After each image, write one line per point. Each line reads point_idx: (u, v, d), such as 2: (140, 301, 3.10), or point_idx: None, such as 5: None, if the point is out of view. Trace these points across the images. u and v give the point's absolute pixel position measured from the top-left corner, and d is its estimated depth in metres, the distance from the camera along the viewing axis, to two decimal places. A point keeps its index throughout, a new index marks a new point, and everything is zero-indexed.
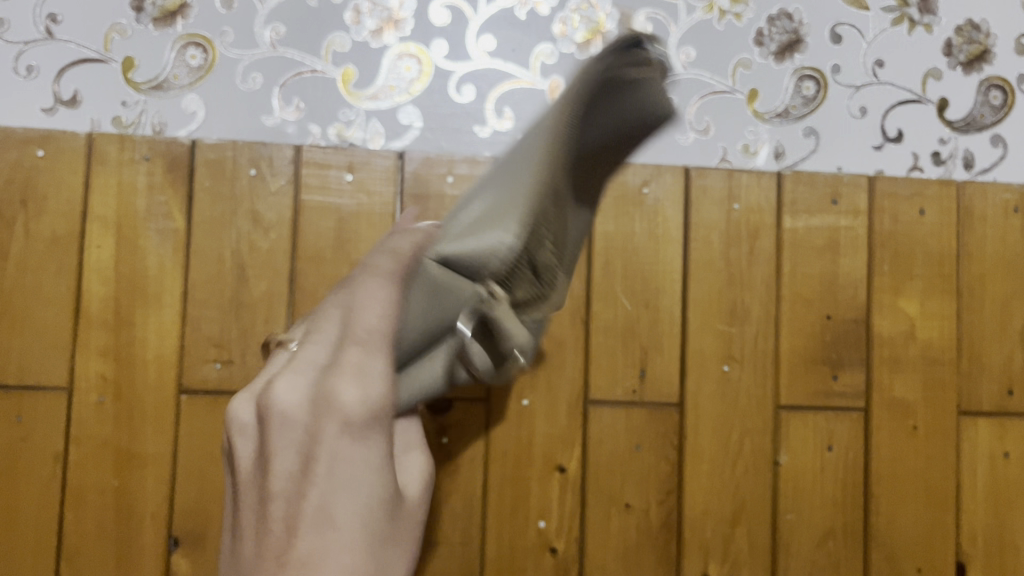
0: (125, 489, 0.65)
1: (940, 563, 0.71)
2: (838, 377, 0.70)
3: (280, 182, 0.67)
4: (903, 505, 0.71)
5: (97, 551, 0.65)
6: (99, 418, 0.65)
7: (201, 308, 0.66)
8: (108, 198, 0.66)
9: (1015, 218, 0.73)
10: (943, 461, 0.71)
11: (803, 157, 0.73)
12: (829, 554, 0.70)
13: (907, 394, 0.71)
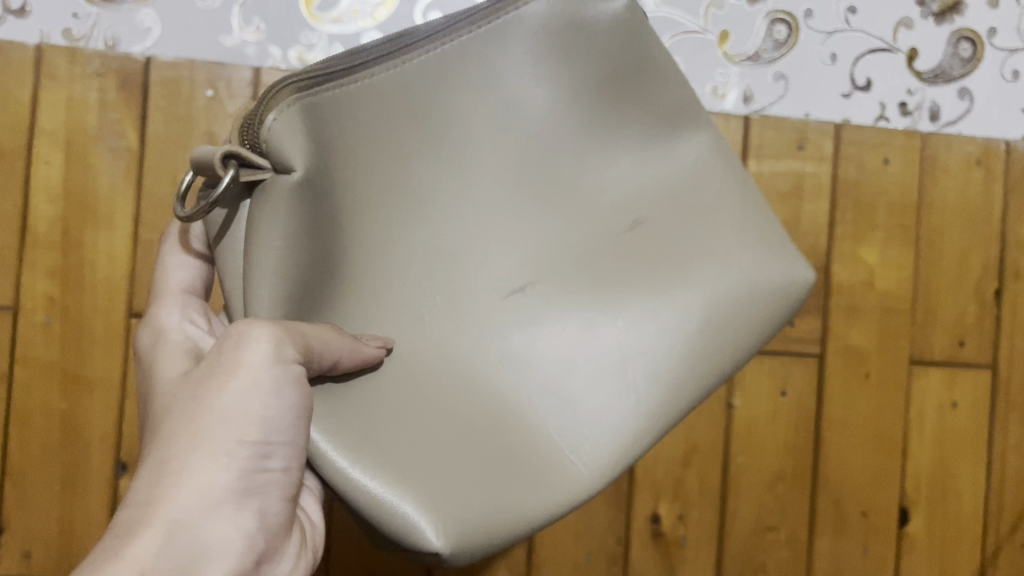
0: (72, 412, 0.64)
1: (885, 507, 0.73)
2: (796, 323, 0.71)
3: (237, 105, 0.65)
4: (852, 451, 0.72)
5: (41, 475, 0.64)
6: (46, 339, 0.64)
7: (154, 231, 0.65)
8: (58, 114, 0.64)
9: (977, 171, 0.74)
10: (892, 408, 0.72)
11: (772, 102, 0.72)
12: (778, 497, 0.71)
13: (862, 341, 0.72)
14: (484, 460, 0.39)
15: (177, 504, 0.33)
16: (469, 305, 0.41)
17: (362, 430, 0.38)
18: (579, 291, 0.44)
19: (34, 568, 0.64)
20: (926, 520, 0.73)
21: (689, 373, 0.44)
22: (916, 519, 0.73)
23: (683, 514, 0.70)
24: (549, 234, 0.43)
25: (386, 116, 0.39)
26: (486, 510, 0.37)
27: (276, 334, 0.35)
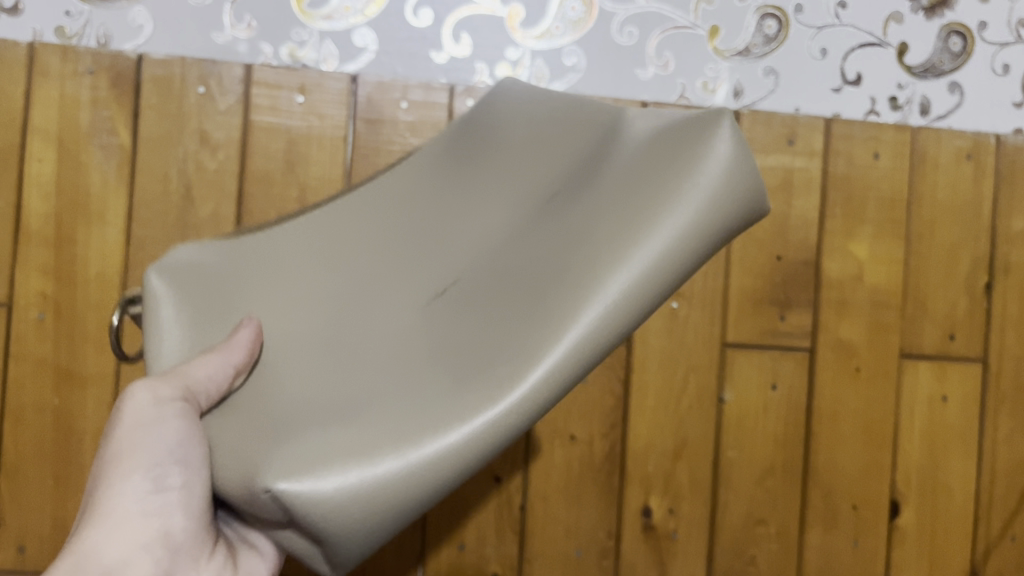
0: (66, 408, 0.64)
1: (875, 500, 0.73)
2: (786, 318, 0.71)
3: (228, 101, 0.66)
4: (842, 444, 0.72)
5: (35, 471, 0.64)
6: (40, 335, 0.64)
7: (146, 227, 0.65)
8: (50, 111, 0.64)
9: (967, 165, 0.74)
10: (882, 401, 0.73)
11: (762, 97, 0.72)
12: (768, 490, 0.71)
13: (852, 335, 0.72)
14: (367, 409, 0.35)
15: (86, 535, 0.38)
16: (401, 325, 0.39)
17: (261, 413, 0.37)
18: (501, 304, 0.37)
19: (28, 563, 0.64)
20: (916, 513, 0.74)
21: (610, 300, 0.33)
22: (907, 512, 0.74)
23: (673, 508, 0.70)
24: (478, 253, 0.41)
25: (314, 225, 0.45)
26: (359, 450, 0.32)
27: (155, 389, 0.38)
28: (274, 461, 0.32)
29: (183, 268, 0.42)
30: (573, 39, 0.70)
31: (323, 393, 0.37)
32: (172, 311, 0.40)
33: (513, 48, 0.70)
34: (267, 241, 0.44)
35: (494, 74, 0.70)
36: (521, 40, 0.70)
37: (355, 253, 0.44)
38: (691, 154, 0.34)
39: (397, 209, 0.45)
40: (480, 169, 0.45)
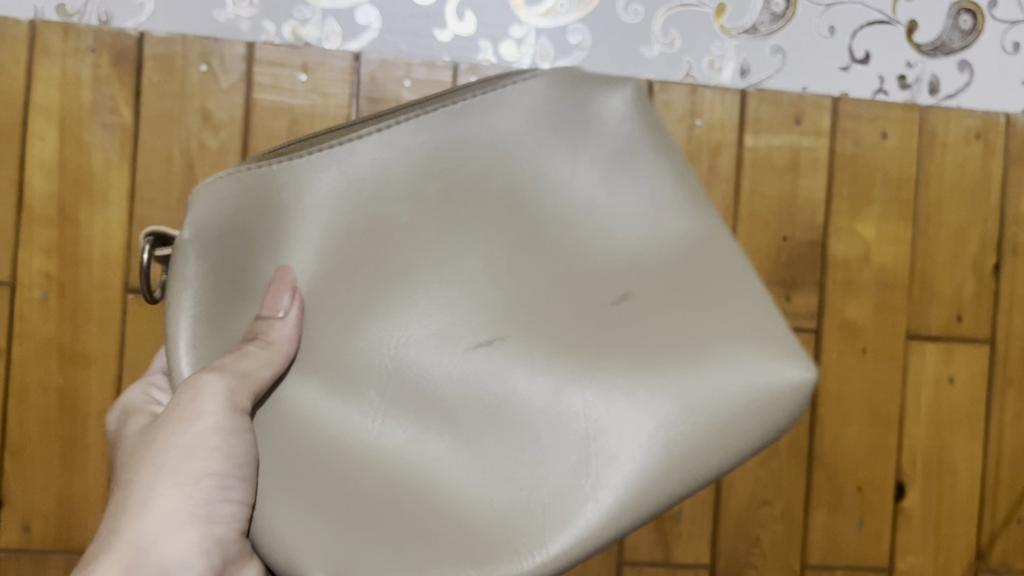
0: (70, 388, 0.64)
1: (880, 481, 0.73)
2: (791, 299, 0.71)
3: (231, 80, 0.65)
4: (847, 425, 0.72)
5: (40, 449, 0.64)
6: (44, 314, 0.64)
7: (149, 207, 0.65)
8: (52, 90, 0.64)
9: (975, 145, 0.73)
10: (888, 383, 0.72)
11: (768, 76, 0.72)
12: (773, 472, 0.71)
13: (858, 316, 0.72)
14: (407, 510, 0.37)
15: (143, 524, 0.40)
16: (444, 390, 0.39)
17: (296, 475, 0.38)
18: (552, 385, 0.38)
19: (34, 541, 0.65)
20: (921, 495, 0.73)
21: (656, 473, 0.35)
22: (912, 494, 0.73)
23: None
24: (531, 306, 0.40)
25: (367, 176, 0.40)
26: (389, 557, 0.36)
27: (224, 381, 0.38)
28: (317, 551, 0.36)
29: (208, 226, 0.39)
30: (578, 17, 0.70)
31: (355, 476, 0.38)
32: (199, 273, 0.39)
33: (517, 26, 0.69)
34: (311, 172, 0.40)
35: (498, 53, 0.69)
36: (526, 18, 0.69)
37: (398, 229, 0.40)
38: (755, 362, 0.37)
39: (459, 201, 0.41)
40: (561, 200, 0.41)
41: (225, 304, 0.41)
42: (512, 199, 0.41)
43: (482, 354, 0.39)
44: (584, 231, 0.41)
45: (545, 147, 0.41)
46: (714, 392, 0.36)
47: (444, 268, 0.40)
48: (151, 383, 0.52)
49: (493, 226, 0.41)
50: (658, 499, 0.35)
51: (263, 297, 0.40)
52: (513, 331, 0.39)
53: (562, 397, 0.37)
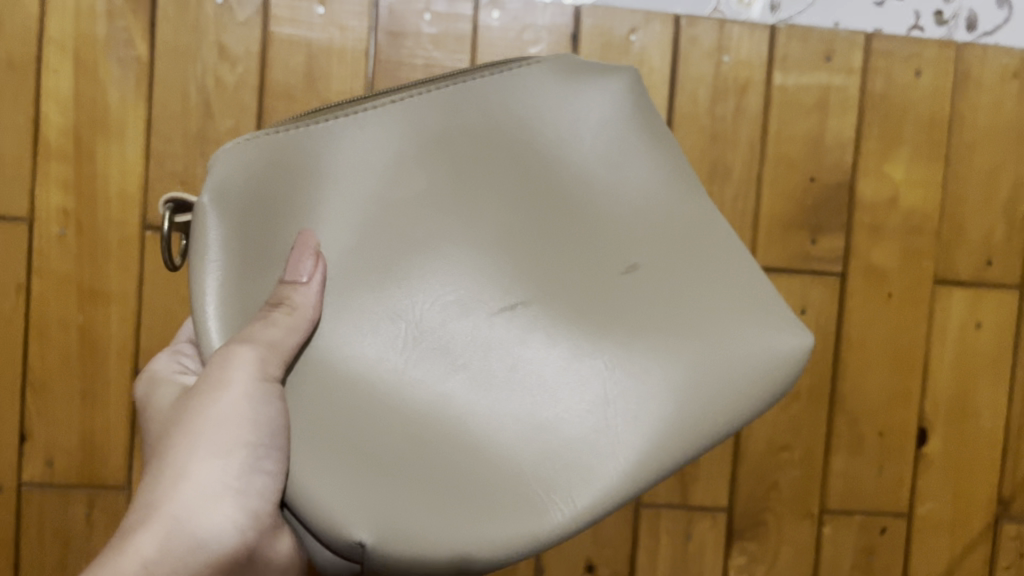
0: (90, 325, 0.64)
1: (902, 427, 0.72)
2: (817, 242, 0.70)
3: (247, 13, 0.64)
4: (870, 371, 0.71)
5: (62, 385, 0.65)
6: (62, 251, 0.64)
7: (165, 143, 0.64)
8: (66, 22, 0.63)
9: (1012, 85, 0.71)
10: (914, 328, 0.71)
11: (800, 10, 0.69)
12: (793, 416, 0.71)
13: (884, 260, 0.71)
14: (453, 462, 0.37)
15: (180, 503, 0.37)
16: (467, 359, 0.39)
17: (330, 433, 0.37)
18: (577, 351, 0.40)
19: (57, 476, 0.65)
20: (943, 441, 0.73)
21: (678, 433, 0.39)
22: (933, 440, 0.73)
23: None
24: (551, 275, 0.41)
25: (394, 139, 0.40)
26: (448, 521, 0.35)
27: (256, 353, 0.36)
28: (373, 517, 0.35)
29: (228, 192, 0.38)
30: None
31: (392, 440, 0.37)
32: (220, 241, 0.37)
33: None
34: (337, 133, 0.40)
35: None
36: None
37: (424, 180, 0.40)
38: (759, 336, 0.42)
39: (486, 169, 0.41)
40: (571, 168, 0.43)
41: (246, 278, 0.38)
42: (532, 171, 0.42)
43: (513, 312, 0.40)
44: (599, 204, 0.43)
45: (559, 122, 0.43)
46: (726, 359, 0.41)
47: (476, 227, 0.41)
48: (177, 353, 0.49)
49: (517, 196, 0.42)
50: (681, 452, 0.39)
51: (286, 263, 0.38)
52: (540, 293, 0.41)
53: (586, 365, 0.40)
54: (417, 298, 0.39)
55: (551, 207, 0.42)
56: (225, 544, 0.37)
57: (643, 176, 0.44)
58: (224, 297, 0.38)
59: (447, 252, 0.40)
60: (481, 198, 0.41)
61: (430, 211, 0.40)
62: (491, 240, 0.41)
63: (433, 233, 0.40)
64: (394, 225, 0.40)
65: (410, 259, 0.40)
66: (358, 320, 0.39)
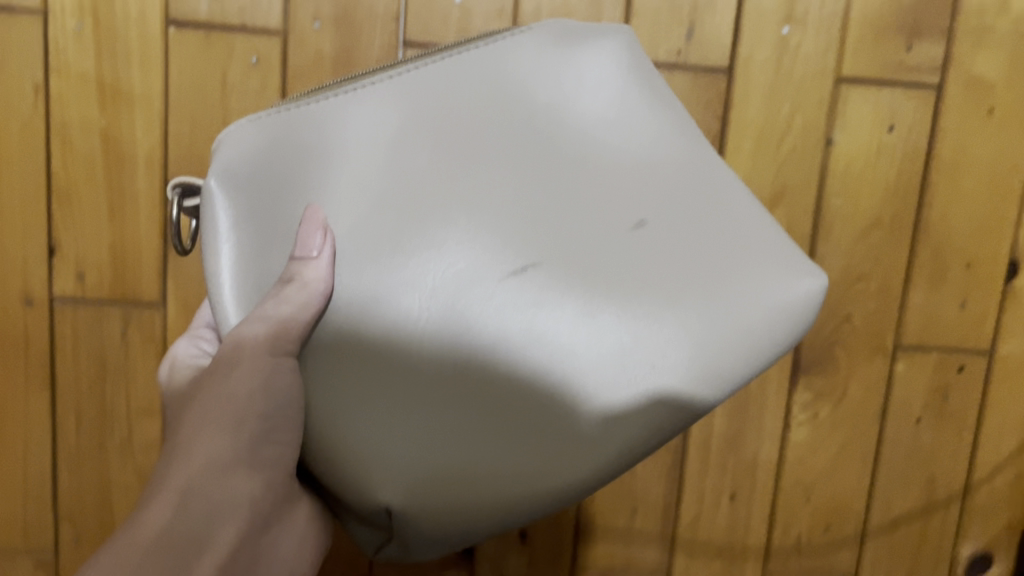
0: (114, 130, 0.60)
1: (991, 258, 0.66)
2: (913, 49, 0.62)
3: None
4: (961, 196, 0.65)
5: (88, 195, 0.60)
6: (81, 48, 0.59)
7: None
8: None
9: None
10: (1014, 149, 0.64)
11: None
12: (873, 243, 0.65)
13: (988, 71, 0.63)
14: (462, 434, 0.38)
15: (191, 472, 0.37)
16: (476, 326, 0.38)
17: (349, 411, 0.39)
18: (592, 316, 0.38)
19: (88, 291, 0.61)
20: None
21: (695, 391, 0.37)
22: None
23: None
24: (565, 231, 0.40)
25: (401, 110, 0.41)
26: (455, 482, 0.39)
27: (266, 327, 0.39)
28: (391, 483, 0.39)
29: (233, 172, 0.40)
30: None
31: (401, 410, 0.39)
32: (224, 219, 0.40)
33: None
34: (337, 111, 0.41)
35: None
36: None
37: (421, 159, 0.40)
38: (787, 284, 0.40)
39: (494, 128, 0.40)
40: (574, 129, 0.41)
41: (259, 257, 0.40)
42: (545, 129, 0.41)
43: (524, 278, 0.39)
44: (609, 164, 0.41)
45: (561, 84, 0.42)
46: (748, 310, 0.39)
47: (480, 202, 0.40)
48: (196, 334, 0.51)
49: (528, 155, 0.40)
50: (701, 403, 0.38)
51: (294, 240, 0.40)
52: (554, 260, 0.39)
53: (601, 317, 0.38)
54: (427, 280, 0.39)
55: (557, 172, 0.41)
56: (238, 516, 0.38)
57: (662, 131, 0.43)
58: (242, 272, 0.40)
59: (453, 231, 0.39)
60: (482, 170, 0.40)
61: (433, 190, 0.40)
62: (496, 211, 0.40)
63: (437, 216, 0.40)
64: (399, 209, 0.40)
65: (417, 241, 0.39)
66: (369, 303, 0.39)
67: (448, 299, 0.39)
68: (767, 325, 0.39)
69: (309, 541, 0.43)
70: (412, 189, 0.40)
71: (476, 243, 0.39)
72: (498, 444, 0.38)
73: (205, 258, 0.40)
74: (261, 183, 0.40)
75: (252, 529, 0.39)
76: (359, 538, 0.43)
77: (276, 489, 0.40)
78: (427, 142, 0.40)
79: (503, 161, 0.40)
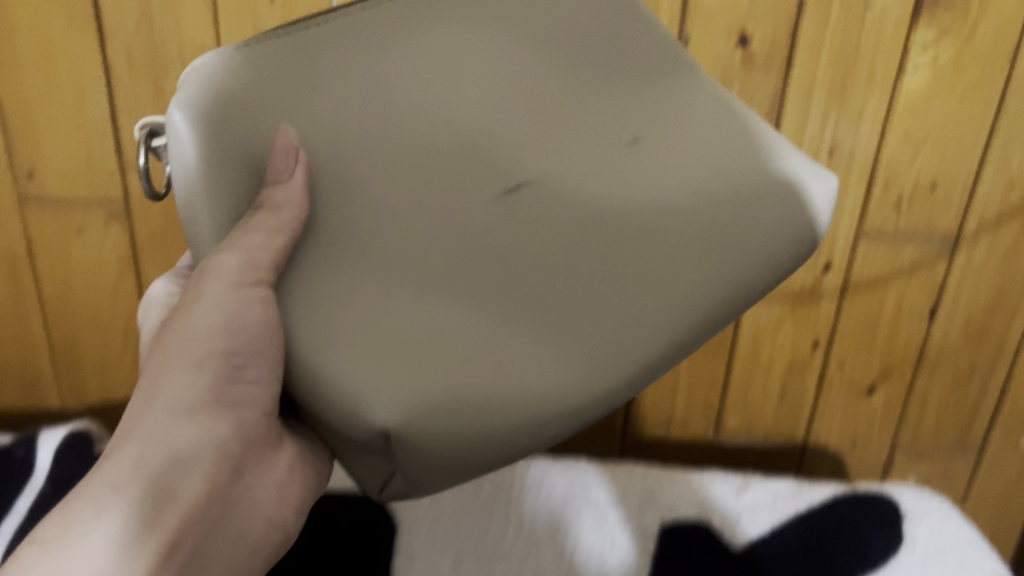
0: None
1: None
2: None
3: None
4: None
5: None
6: None
7: None
8: None
9: None
10: None
11: None
12: None
13: None
14: (463, 357, 0.32)
15: (154, 424, 0.34)
16: (467, 241, 0.35)
17: (334, 326, 0.33)
18: (592, 242, 0.36)
19: None
20: None
21: (706, 300, 0.36)
22: None
23: None
24: (569, 144, 0.38)
25: (371, 26, 0.38)
26: (462, 399, 0.32)
27: (234, 259, 0.34)
28: (393, 394, 0.31)
29: (197, 100, 0.35)
30: None
31: (391, 311, 0.33)
32: (190, 147, 0.35)
33: None
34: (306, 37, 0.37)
35: None
36: None
37: (399, 85, 0.37)
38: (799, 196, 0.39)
39: (479, 50, 0.39)
40: (562, 55, 0.40)
41: (237, 185, 0.35)
42: (547, 37, 0.41)
43: (522, 201, 0.36)
44: (602, 95, 0.40)
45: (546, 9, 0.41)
46: (762, 225, 0.38)
47: (466, 127, 0.38)
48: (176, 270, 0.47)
49: (534, 60, 0.40)
50: (710, 319, 0.36)
51: (264, 161, 0.35)
52: (551, 189, 0.37)
53: (599, 232, 0.36)
54: (409, 202, 0.35)
55: (547, 104, 0.39)
56: (207, 466, 0.34)
57: (666, 49, 0.43)
58: (213, 204, 0.35)
59: (437, 165, 0.36)
60: (466, 93, 0.38)
61: (415, 118, 0.37)
62: (483, 135, 0.38)
63: (417, 146, 0.37)
64: (376, 135, 0.36)
65: (392, 168, 0.36)
66: (353, 223, 0.35)
67: (433, 224, 0.35)
68: (777, 234, 0.38)
69: (307, 470, 0.38)
70: (384, 109, 0.37)
71: (467, 166, 0.37)
72: (509, 364, 0.33)
73: (181, 197, 0.36)
74: (226, 100, 0.35)
75: (224, 475, 0.35)
76: (355, 476, 0.33)
77: (251, 428, 0.35)
78: (402, 66, 0.38)
79: (492, 85, 0.39)
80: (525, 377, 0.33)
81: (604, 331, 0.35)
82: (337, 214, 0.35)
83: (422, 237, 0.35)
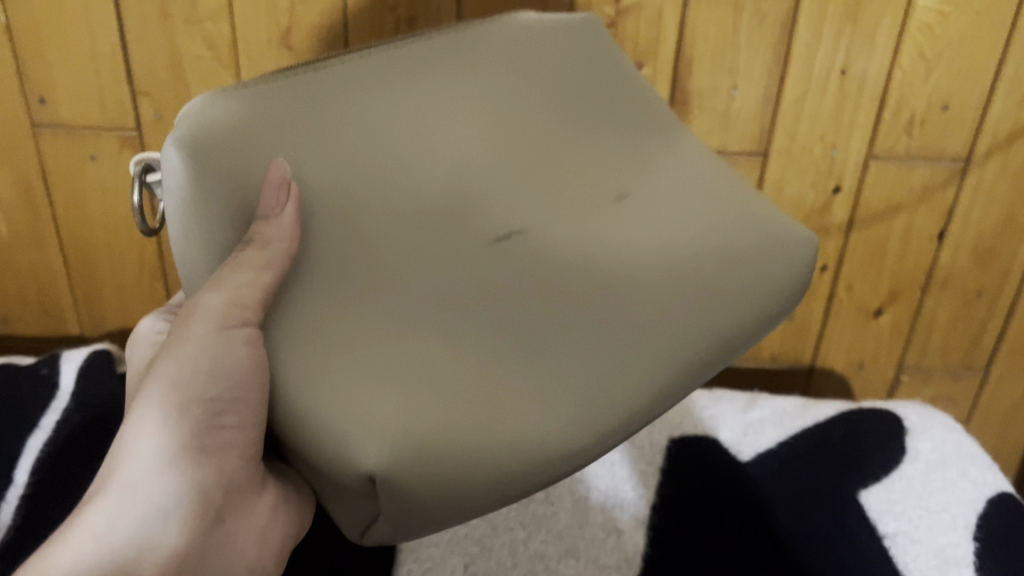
0: None
1: None
2: None
3: None
4: None
5: None
6: None
7: None
8: None
9: None
10: None
11: None
12: None
13: None
14: (458, 398, 0.33)
15: (134, 468, 0.33)
16: (460, 287, 0.36)
17: (329, 358, 0.33)
18: (572, 291, 0.37)
19: None
20: None
21: (686, 352, 0.37)
22: None
23: None
24: (557, 201, 0.40)
25: (371, 70, 0.39)
26: (452, 441, 0.32)
27: (221, 297, 0.34)
28: (384, 429, 0.31)
29: (192, 137, 0.35)
30: None
31: (386, 350, 0.33)
32: (184, 182, 0.34)
33: None
34: (305, 80, 0.38)
35: None
36: None
37: (396, 129, 0.38)
38: (777, 255, 0.41)
39: (473, 105, 0.41)
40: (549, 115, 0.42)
41: (234, 222, 0.35)
42: (538, 94, 0.43)
43: (511, 250, 0.38)
44: (585, 157, 0.42)
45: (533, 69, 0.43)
46: (740, 280, 0.39)
47: (458, 178, 0.39)
48: None
49: (522, 114, 0.42)
50: (689, 368, 0.37)
51: (256, 196, 0.35)
52: (539, 240, 0.38)
53: (586, 279, 0.38)
54: (403, 245, 0.36)
55: (535, 160, 0.41)
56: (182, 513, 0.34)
57: (644, 115, 0.45)
58: (209, 242, 0.35)
59: (430, 213, 0.37)
60: (459, 142, 0.40)
61: (410, 165, 0.38)
62: (474, 183, 0.39)
63: (411, 193, 0.38)
64: (374, 182, 0.37)
65: (391, 214, 0.37)
66: (352, 261, 0.35)
67: (427, 270, 0.36)
68: (752, 289, 0.39)
69: (289, 515, 0.37)
70: (382, 152, 0.38)
71: (459, 216, 0.38)
72: (502, 410, 0.33)
73: (176, 234, 0.36)
74: (220, 136, 0.35)
75: (197, 530, 0.34)
76: (341, 519, 0.33)
77: (235, 473, 0.34)
78: (398, 113, 0.39)
79: (484, 138, 0.40)
80: (517, 422, 0.33)
81: (593, 373, 0.35)
82: (334, 255, 0.35)
83: (417, 279, 0.36)
